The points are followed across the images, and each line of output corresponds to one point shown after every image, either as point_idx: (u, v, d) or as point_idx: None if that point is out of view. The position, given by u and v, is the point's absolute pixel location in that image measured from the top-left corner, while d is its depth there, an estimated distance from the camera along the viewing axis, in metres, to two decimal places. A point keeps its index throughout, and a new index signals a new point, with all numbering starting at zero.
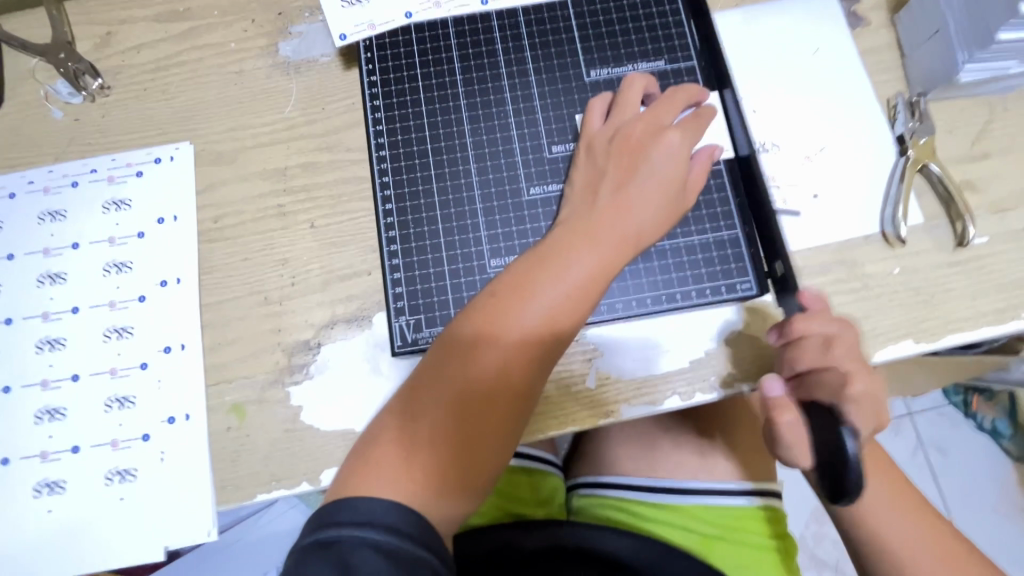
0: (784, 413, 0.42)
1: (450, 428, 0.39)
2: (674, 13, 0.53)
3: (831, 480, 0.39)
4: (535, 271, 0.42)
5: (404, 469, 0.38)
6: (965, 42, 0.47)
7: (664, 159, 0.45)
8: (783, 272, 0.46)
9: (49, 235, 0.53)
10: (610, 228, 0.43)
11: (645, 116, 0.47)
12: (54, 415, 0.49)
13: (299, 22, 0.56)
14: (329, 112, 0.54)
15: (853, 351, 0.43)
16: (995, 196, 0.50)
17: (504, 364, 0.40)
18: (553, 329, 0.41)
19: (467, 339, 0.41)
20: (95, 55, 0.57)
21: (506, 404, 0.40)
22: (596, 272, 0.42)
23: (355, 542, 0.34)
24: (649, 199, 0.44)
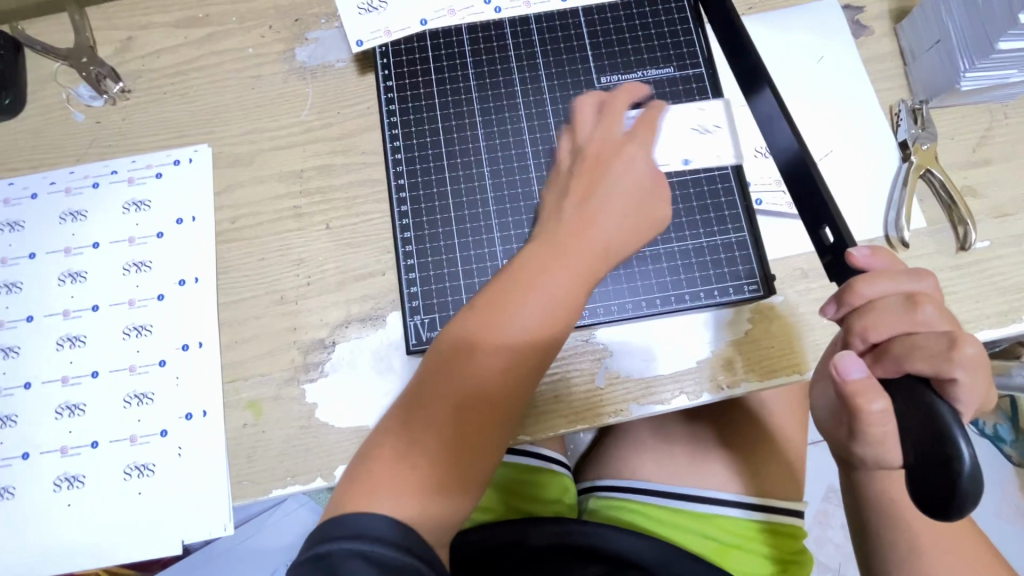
0: (873, 399, 0.35)
1: (429, 447, 0.40)
2: (682, 21, 0.55)
3: (937, 478, 0.32)
4: (503, 290, 0.42)
5: (390, 489, 0.39)
6: (967, 50, 0.48)
7: (625, 171, 0.45)
8: (838, 237, 0.42)
9: (70, 234, 0.54)
10: (573, 245, 0.43)
11: (597, 131, 0.47)
12: (74, 411, 0.50)
13: (315, 28, 0.58)
14: (345, 116, 0.56)
15: (944, 310, 0.37)
16: (996, 201, 0.51)
17: (476, 380, 0.41)
18: (526, 343, 0.41)
19: (440, 364, 0.42)
20: (116, 59, 0.58)
21: (483, 416, 0.41)
22: (564, 285, 0.42)
23: (345, 553, 0.35)
24: (618, 210, 0.44)
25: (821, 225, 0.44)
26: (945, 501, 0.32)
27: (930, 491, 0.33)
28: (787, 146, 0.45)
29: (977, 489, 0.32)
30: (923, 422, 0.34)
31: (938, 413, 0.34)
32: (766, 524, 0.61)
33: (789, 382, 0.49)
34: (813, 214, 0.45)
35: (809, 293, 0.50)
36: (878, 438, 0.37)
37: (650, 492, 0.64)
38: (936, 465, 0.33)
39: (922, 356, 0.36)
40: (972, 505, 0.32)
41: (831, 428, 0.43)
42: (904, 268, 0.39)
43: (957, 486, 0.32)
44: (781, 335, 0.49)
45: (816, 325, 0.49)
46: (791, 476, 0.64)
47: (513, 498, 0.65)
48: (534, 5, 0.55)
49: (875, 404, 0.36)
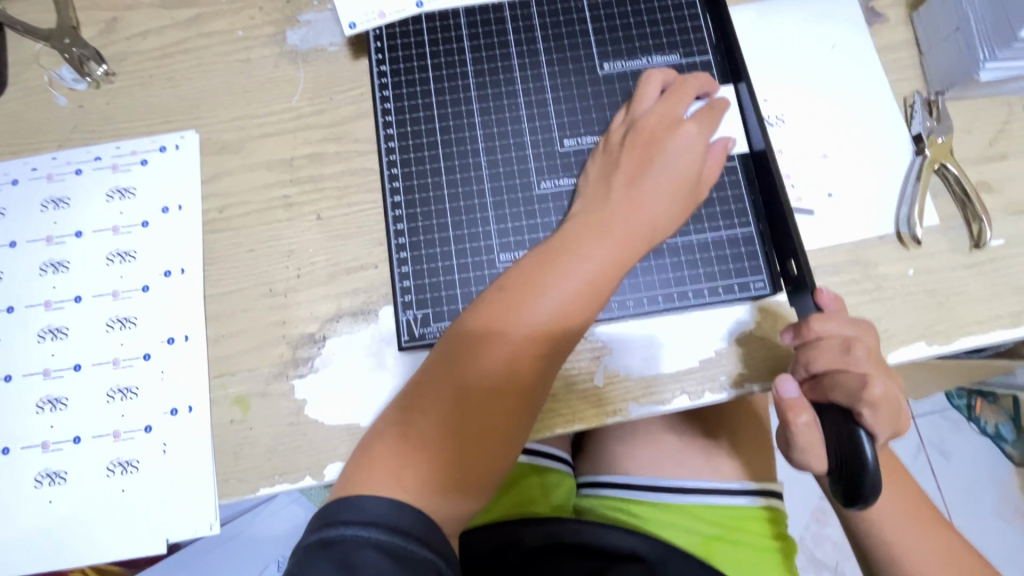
0: (800, 415, 0.41)
1: (458, 423, 0.39)
2: (690, 6, 0.53)
3: (848, 484, 0.39)
4: (548, 260, 0.41)
5: (409, 464, 0.38)
6: (986, 40, 0.46)
7: (679, 153, 0.44)
8: (800, 272, 0.44)
9: (52, 223, 0.52)
10: (624, 222, 0.42)
11: (660, 109, 0.46)
12: (56, 405, 0.49)
13: (307, 10, 0.55)
14: (337, 102, 0.54)
15: (872, 357, 0.41)
16: (1012, 198, 0.49)
17: (515, 357, 0.40)
18: (564, 323, 0.41)
19: (476, 335, 0.40)
20: (101, 41, 0.56)
21: (512, 398, 0.40)
22: (610, 266, 0.41)
23: (359, 540, 0.34)
24: (663, 194, 0.43)
25: (787, 258, 0.46)
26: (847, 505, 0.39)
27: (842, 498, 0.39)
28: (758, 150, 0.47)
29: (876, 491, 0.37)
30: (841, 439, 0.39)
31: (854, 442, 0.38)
32: (763, 511, 0.60)
33: None
34: (782, 246, 0.46)
35: None
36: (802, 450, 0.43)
37: (644, 488, 0.62)
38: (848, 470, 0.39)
39: (846, 390, 0.40)
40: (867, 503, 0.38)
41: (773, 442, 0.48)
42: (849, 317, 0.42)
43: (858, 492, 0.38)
44: (787, 335, 0.47)
45: None
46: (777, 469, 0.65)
47: (513, 501, 0.64)
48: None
49: (802, 419, 0.41)
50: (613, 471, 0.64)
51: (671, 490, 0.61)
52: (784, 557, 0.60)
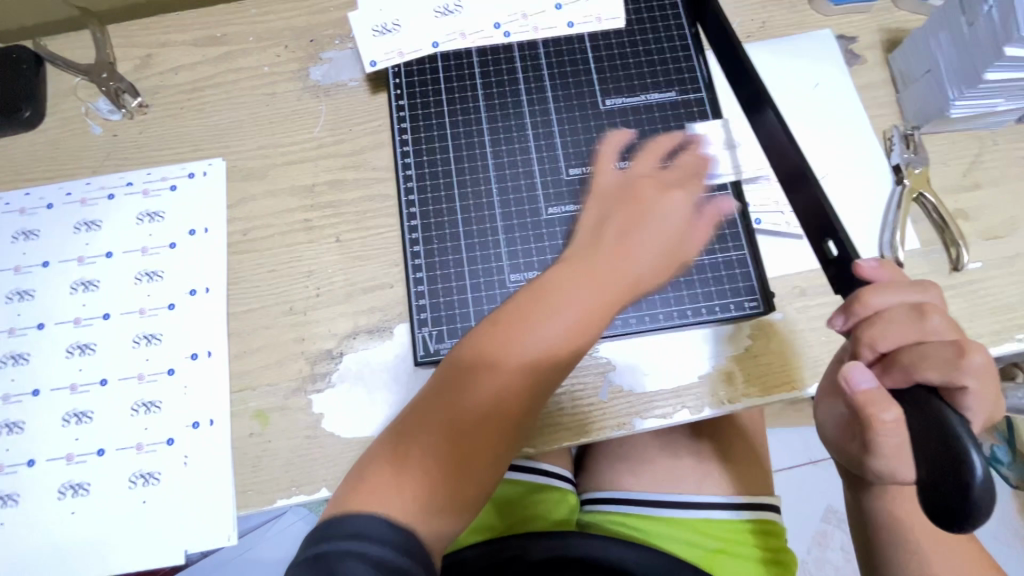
0: (882, 408, 0.32)
1: (447, 454, 0.40)
2: (684, 48, 0.57)
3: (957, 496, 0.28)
4: (542, 295, 0.43)
5: (409, 486, 0.39)
6: (954, 80, 0.50)
7: (667, 213, 0.47)
8: (840, 251, 0.41)
9: (84, 244, 0.55)
10: (619, 265, 0.44)
11: (647, 170, 0.49)
12: (81, 418, 0.50)
13: (329, 49, 0.60)
14: (356, 133, 0.57)
15: (950, 320, 0.33)
16: (987, 224, 0.53)
17: (511, 386, 0.41)
18: (558, 354, 0.42)
19: (469, 371, 0.42)
20: (135, 76, 0.60)
21: (504, 424, 0.41)
22: (605, 303, 0.43)
23: (347, 553, 0.35)
24: (656, 245, 0.45)
25: (824, 238, 0.43)
26: (953, 513, 0.28)
27: (943, 504, 0.29)
28: (771, 128, 0.47)
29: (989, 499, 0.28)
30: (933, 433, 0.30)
31: (949, 423, 0.29)
32: (759, 524, 0.62)
33: (788, 399, 0.49)
34: (818, 229, 0.44)
35: (807, 310, 0.51)
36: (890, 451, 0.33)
37: (643, 503, 0.63)
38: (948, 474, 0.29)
39: (933, 364, 0.32)
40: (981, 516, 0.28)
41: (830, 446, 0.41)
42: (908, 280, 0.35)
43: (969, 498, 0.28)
44: (781, 351, 0.50)
45: (815, 343, 0.50)
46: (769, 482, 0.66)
47: (518, 518, 0.64)
48: (531, 15, 0.58)
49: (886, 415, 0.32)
50: (613, 487, 0.66)
51: (670, 504, 0.62)
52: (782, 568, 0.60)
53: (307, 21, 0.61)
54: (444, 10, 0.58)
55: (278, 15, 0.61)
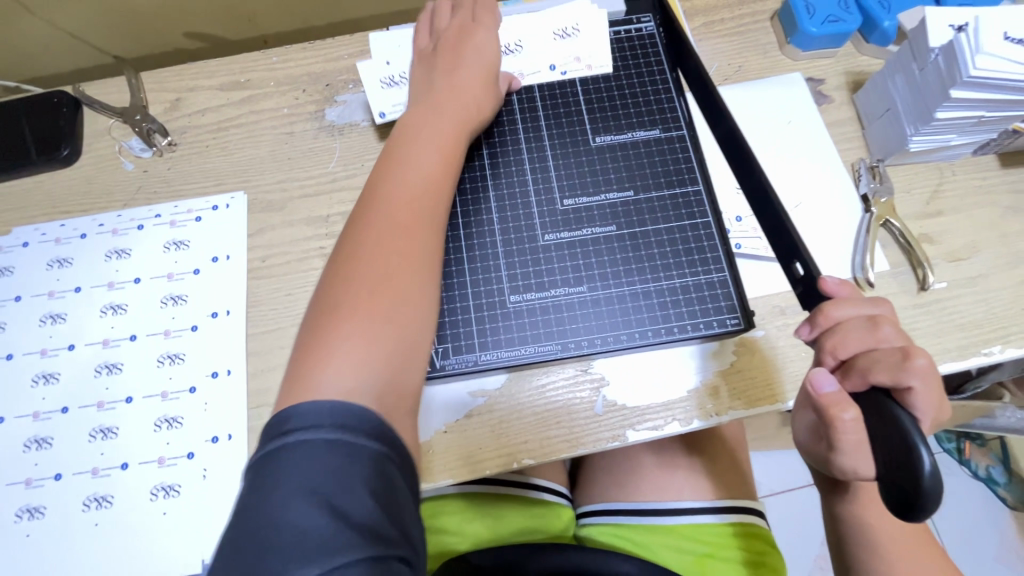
0: (844, 409, 0.35)
1: (371, 293, 0.43)
2: (666, 91, 0.63)
3: (906, 481, 0.32)
4: (392, 153, 0.51)
5: (354, 358, 0.41)
6: (911, 118, 0.55)
7: (479, 50, 0.59)
8: (806, 271, 0.45)
9: (114, 270, 0.59)
10: (452, 107, 0.55)
11: (454, 25, 0.60)
12: (107, 434, 0.54)
13: (344, 92, 0.66)
14: (368, 168, 0.62)
15: (901, 332, 0.37)
16: (951, 247, 0.57)
17: (406, 204, 0.48)
18: (431, 181, 0.50)
19: (368, 223, 0.47)
20: (165, 117, 0.66)
21: (412, 260, 0.46)
22: (443, 143, 0.53)
23: (307, 442, 0.35)
24: (473, 90, 0.57)
25: (792, 260, 0.47)
26: (910, 498, 0.32)
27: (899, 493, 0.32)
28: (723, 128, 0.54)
29: (940, 486, 0.31)
30: (887, 428, 0.34)
31: (900, 422, 0.33)
32: (743, 527, 0.64)
33: (772, 412, 0.53)
34: (787, 249, 0.48)
35: (786, 328, 0.55)
36: (852, 448, 0.36)
37: (632, 513, 0.66)
38: (898, 464, 0.33)
39: (884, 369, 0.35)
40: (935, 502, 0.31)
41: (803, 451, 0.44)
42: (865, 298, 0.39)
43: (921, 485, 0.31)
44: (764, 366, 0.54)
45: (794, 358, 0.54)
46: (750, 489, 0.69)
47: (510, 530, 0.67)
48: (526, 74, 0.63)
49: (847, 416, 0.35)
50: (602, 500, 0.70)
51: (656, 513, 0.65)
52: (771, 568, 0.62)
53: (324, 67, 0.67)
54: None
55: (297, 62, 0.67)
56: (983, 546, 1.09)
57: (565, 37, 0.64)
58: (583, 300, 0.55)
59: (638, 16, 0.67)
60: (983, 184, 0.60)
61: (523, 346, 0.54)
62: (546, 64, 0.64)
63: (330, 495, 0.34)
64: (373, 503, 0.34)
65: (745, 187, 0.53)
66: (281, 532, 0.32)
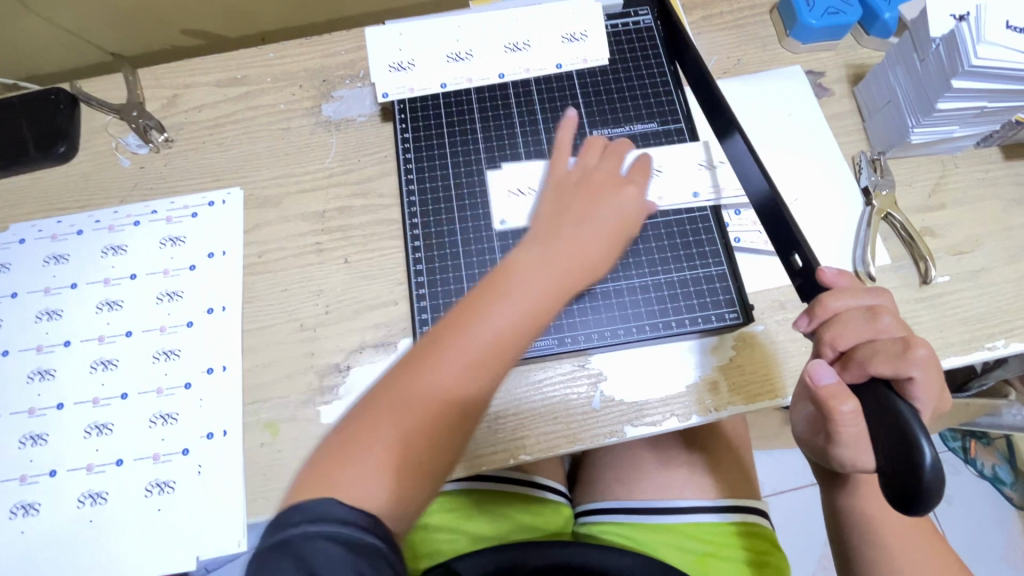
0: (843, 402, 0.34)
1: (417, 430, 0.39)
2: (664, 84, 0.63)
3: (905, 475, 0.31)
4: (475, 305, 0.42)
5: (376, 482, 0.37)
6: (912, 110, 0.55)
7: (620, 206, 0.49)
8: (806, 263, 0.45)
9: (109, 267, 0.59)
10: (568, 255, 0.45)
11: (605, 166, 0.51)
12: (102, 430, 0.53)
13: (340, 88, 0.65)
14: (364, 163, 0.62)
15: (902, 321, 0.36)
16: (953, 241, 0.57)
17: (466, 381, 0.40)
18: (506, 350, 0.42)
19: (434, 353, 0.41)
20: (161, 114, 0.66)
21: (467, 413, 0.40)
22: (540, 307, 0.43)
23: (314, 536, 0.33)
24: (597, 233, 0.47)
25: (791, 252, 0.47)
26: (910, 492, 0.31)
27: (901, 487, 0.32)
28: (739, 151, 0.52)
29: (940, 480, 0.30)
30: (887, 420, 0.33)
31: (901, 415, 0.33)
32: (745, 526, 0.63)
33: (772, 407, 0.52)
34: (786, 242, 0.47)
35: (786, 322, 0.54)
36: (851, 441, 0.36)
37: (633, 511, 0.66)
38: (898, 457, 0.32)
39: (883, 359, 0.35)
40: (936, 496, 0.31)
41: (803, 445, 0.43)
42: (865, 288, 0.39)
43: (921, 478, 0.31)
44: (763, 361, 0.53)
45: (794, 353, 0.53)
46: (752, 487, 0.68)
47: (508, 526, 0.66)
48: (533, 70, 0.62)
49: (846, 408, 0.34)
50: (603, 497, 0.69)
51: (658, 511, 0.64)
52: (771, 568, 0.61)
53: (320, 63, 0.67)
54: (455, 56, 0.62)
55: (293, 58, 0.67)
56: (989, 546, 1.08)
57: (573, 41, 0.63)
58: (580, 295, 0.55)
59: (636, 9, 0.66)
60: (985, 176, 0.59)
61: None
62: (552, 62, 0.63)
63: None
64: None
65: (744, 181, 0.52)
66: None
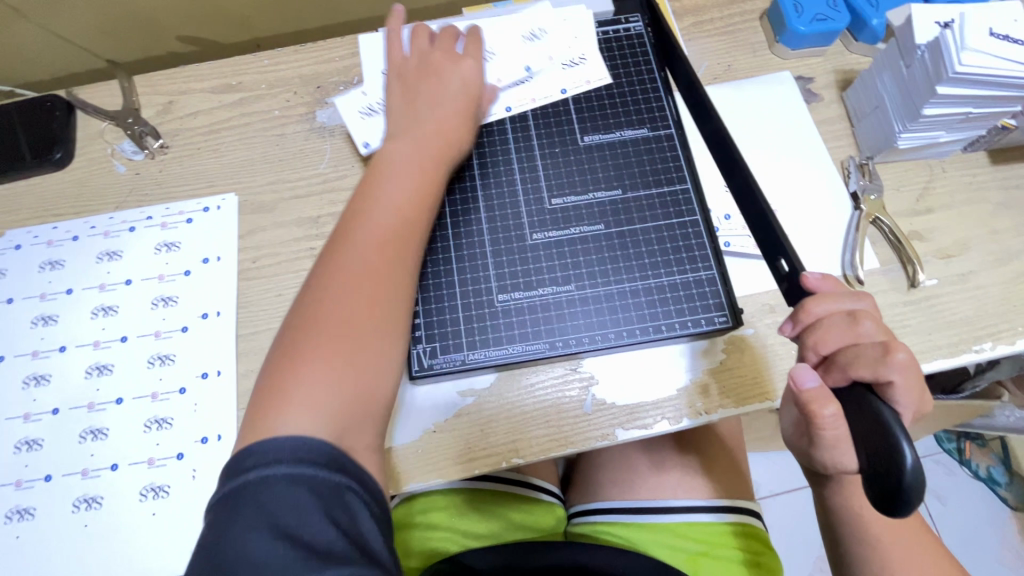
0: (825, 404, 0.35)
1: (341, 330, 0.43)
2: (654, 91, 0.63)
3: (886, 476, 0.32)
4: (370, 186, 0.51)
5: (324, 385, 0.41)
6: (899, 115, 0.55)
7: (454, 81, 0.59)
8: (790, 267, 0.45)
9: (105, 272, 0.60)
10: (430, 147, 0.55)
11: (433, 49, 0.61)
12: (97, 435, 0.54)
13: (335, 94, 0.66)
14: (358, 169, 0.63)
15: (883, 326, 0.37)
16: (941, 244, 0.57)
17: (378, 256, 0.47)
18: (404, 215, 0.50)
19: (342, 256, 0.47)
20: (157, 120, 0.66)
21: (386, 317, 0.45)
22: (423, 186, 0.52)
23: (275, 480, 0.36)
24: (460, 120, 0.57)
25: (777, 257, 0.47)
26: (892, 494, 0.32)
27: (882, 487, 0.32)
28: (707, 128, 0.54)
29: (921, 481, 0.31)
30: (870, 424, 0.34)
31: (881, 416, 0.33)
32: (739, 526, 0.63)
33: (761, 410, 0.53)
34: (773, 247, 0.48)
35: (776, 326, 0.55)
36: (834, 444, 0.36)
37: (628, 511, 0.66)
38: (880, 459, 0.32)
39: (865, 363, 0.35)
40: (919, 498, 0.31)
41: (792, 449, 0.44)
42: (848, 293, 0.39)
43: (902, 479, 0.31)
44: (753, 364, 0.53)
45: (784, 356, 0.54)
46: (747, 488, 0.68)
47: (503, 526, 0.67)
48: (538, 100, 0.63)
49: (827, 411, 0.35)
50: (599, 497, 0.69)
51: (652, 511, 0.65)
52: (765, 569, 0.61)
53: (315, 69, 0.67)
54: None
55: (288, 64, 0.68)
56: (985, 546, 1.08)
57: (573, 67, 0.64)
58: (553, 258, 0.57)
59: (626, 16, 0.67)
60: (973, 181, 0.60)
61: (510, 344, 0.54)
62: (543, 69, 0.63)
63: (288, 525, 0.35)
64: (325, 527, 0.35)
65: (732, 188, 0.53)
66: (239, 567, 0.33)
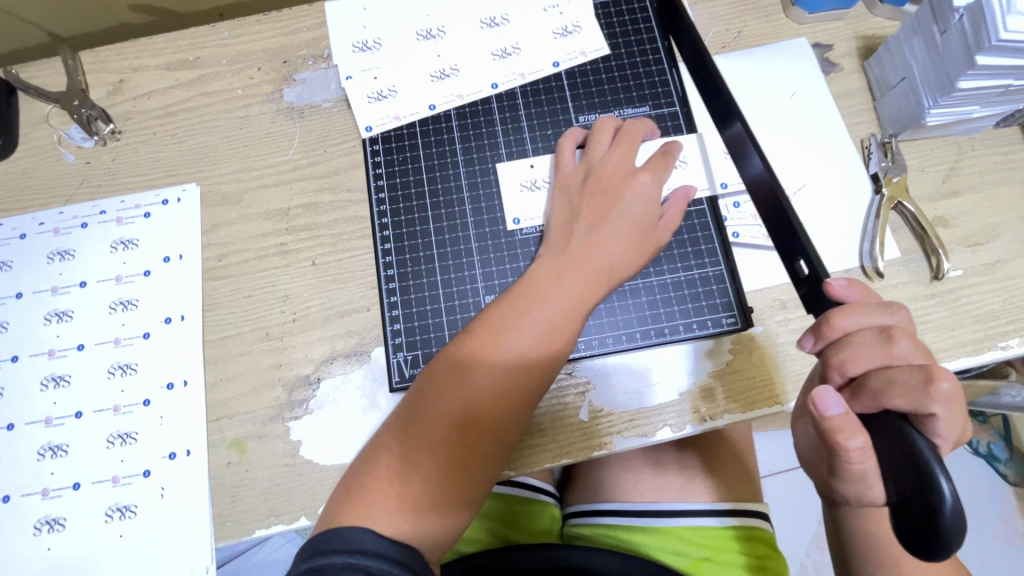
0: (852, 435, 0.31)
1: (443, 451, 0.41)
2: (657, 62, 0.57)
3: (920, 517, 0.28)
4: (494, 324, 0.44)
5: (395, 505, 0.39)
6: (929, 89, 0.50)
7: (630, 205, 0.48)
8: (811, 271, 0.41)
9: (57, 274, 0.55)
10: (575, 276, 0.45)
11: (612, 158, 0.50)
12: (56, 452, 0.50)
13: (303, 70, 0.59)
14: (331, 155, 0.57)
15: (920, 344, 0.33)
16: (967, 231, 0.53)
17: (494, 406, 0.42)
18: (530, 370, 0.43)
19: (457, 369, 0.43)
20: (107, 102, 0.60)
21: (487, 435, 0.42)
22: (562, 312, 0.44)
23: (347, 566, 0.35)
24: (621, 241, 0.47)
25: (797, 257, 0.43)
26: (926, 536, 0.28)
27: (913, 527, 0.29)
28: (759, 174, 0.45)
29: (958, 525, 0.28)
30: (902, 457, 0.30)
31: (916, 449, 0.30)
32: (744, 530, 0.61)
33: (771, 414, 0.49)
34: (790, 246, 0.43)
35: (787, 323, 0.50)
36: (859, 475, 0.33)
37: (626, 514, 0.63)
38: (914, 498, 0.29)
39: (901, 390, 0.31)
40: (955, 543, 0.28)
41: (808, 467, 0.40)
42: (878, 303, 0.36)
43: (938, 523, 0.28)
44: (762, 365, 0.49)
45: (796, 356, 0.50)
46: (752, 488, 0.65)
47: (497, 527, 0.65)
48: (528, 75, 0.57)
49: (856, 442, 0.31)
50: (597, 498, 0.66)
51: (652, 514, 0.62)
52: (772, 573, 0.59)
53: (281, 42, 0.60)
54: (439, 74, 0.57)
55: (249, 36, 0.61)
56: (982, 522, 1.08)
57: (566, 36, 0.58)
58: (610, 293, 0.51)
59: None
60: (1003, 159, 0.54)
61: None
62: (530, 39, 0.58)
63: None
64: None
65: (747, 184, 0.47)
66: None
